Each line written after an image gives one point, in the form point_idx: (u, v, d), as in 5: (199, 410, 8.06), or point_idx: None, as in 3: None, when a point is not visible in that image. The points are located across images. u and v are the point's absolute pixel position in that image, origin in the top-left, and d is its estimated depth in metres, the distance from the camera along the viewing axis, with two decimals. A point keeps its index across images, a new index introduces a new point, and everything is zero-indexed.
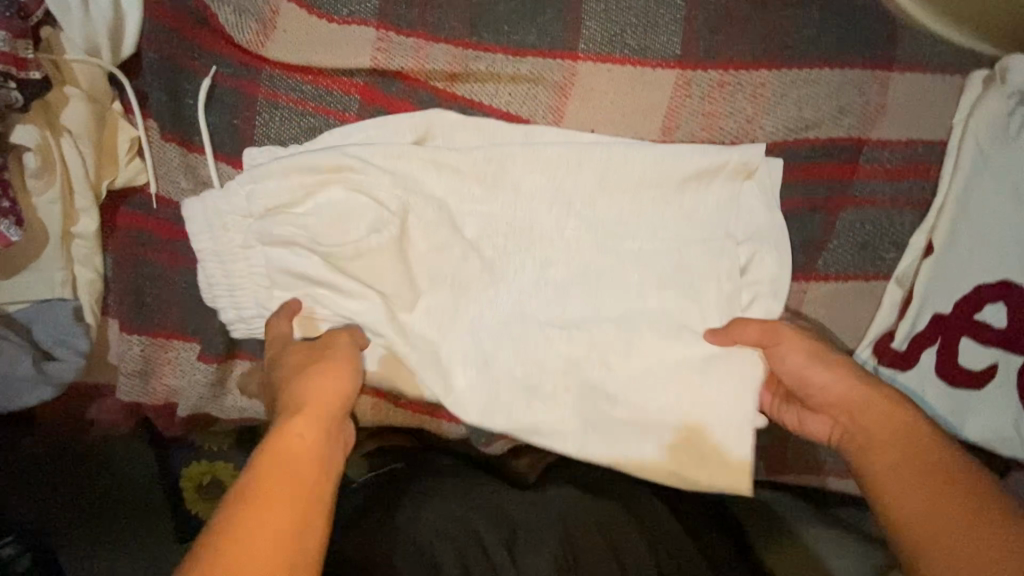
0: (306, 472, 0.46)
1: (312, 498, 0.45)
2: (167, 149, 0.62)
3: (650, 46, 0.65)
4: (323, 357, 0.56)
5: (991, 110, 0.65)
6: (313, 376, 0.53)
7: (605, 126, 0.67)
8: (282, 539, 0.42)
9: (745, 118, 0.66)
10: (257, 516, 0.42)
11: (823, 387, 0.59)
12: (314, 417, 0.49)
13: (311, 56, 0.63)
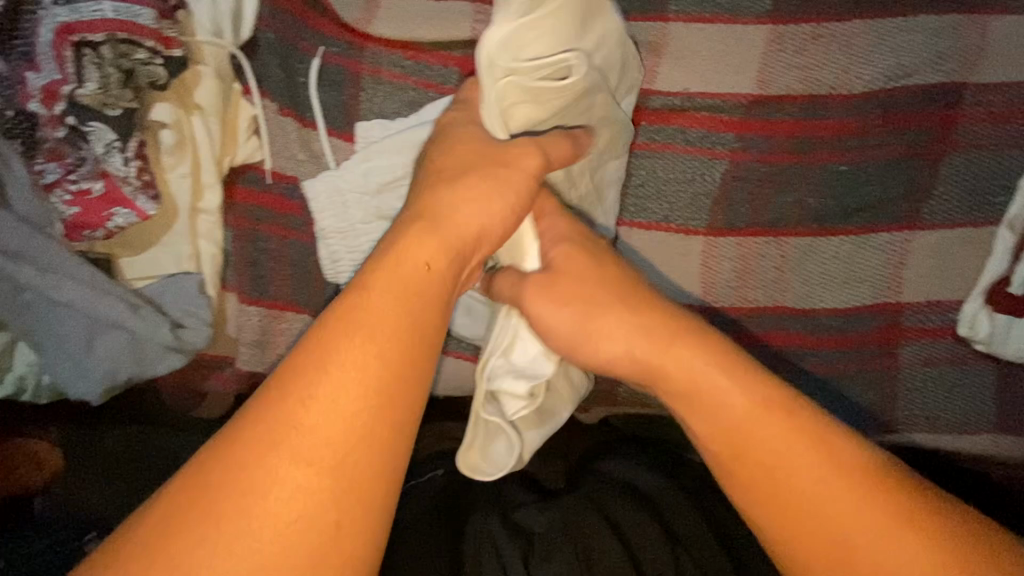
0: (409, 320, 0.41)
1: (411, 350, 0.41)
2: (284, 123, 0.66)
3: (740, 3, 0.67)
4: (501, 166, 0.52)
5: None
6: (464, 191, 0.50)
7: (700, 85, 0.67)
8: (371, 389, 0.38)
9: (840, 69, 0.67)
10: (362, 347, 0.39)
11: (606, 351, 0.53)
12: (441, 242, 0.47)
13: (414, 31, 0.66)
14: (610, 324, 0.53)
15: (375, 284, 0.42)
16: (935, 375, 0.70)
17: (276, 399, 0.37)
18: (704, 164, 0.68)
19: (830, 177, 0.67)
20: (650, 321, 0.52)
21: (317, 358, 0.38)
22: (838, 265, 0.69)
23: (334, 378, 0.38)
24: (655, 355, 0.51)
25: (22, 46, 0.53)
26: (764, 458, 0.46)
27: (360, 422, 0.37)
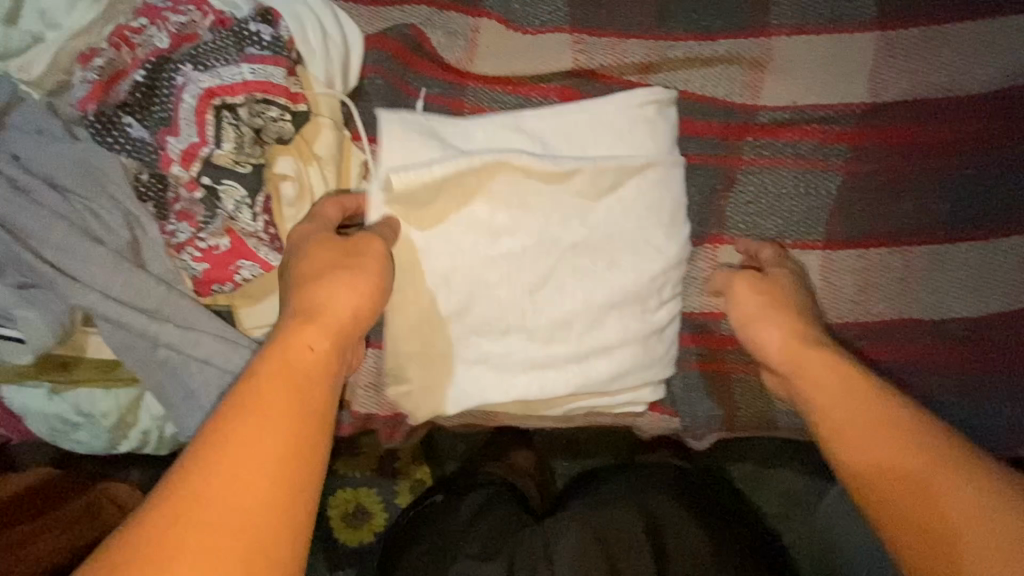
0: (296, 398, 0.45)
1: (304, 424, 0.45)
2: None
3: (846, 12, 0.65)
4: (359, 254, 0.55)
5: None
6: (345, 279, 0.53)
7: (806, 97, 0.66)
8: (272, 470, 0.42)
9: (956, 71, 0.65)
10: (249, 438, 0.42)
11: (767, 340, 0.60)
12: (326, 328, 0.50)
13: (514, 66, 0.67)
14: (777, 321, 0.60)
15: (261, 379, 0.45)
16: None
17: (191, 489, 0.40)
18: (818, 176, 0.67)
19: (953, 182, 0.65)
20: (772, 318, 0.60)
21: (201, 458, 0.41)
22: (970, 273, 0.66)
23: (224, 471, 0.41)
24: (792, 350, 0.58)
25: (162, 114, 0.55)
26: (868, 427, 0.51)
27: (259, 502, 0.41)
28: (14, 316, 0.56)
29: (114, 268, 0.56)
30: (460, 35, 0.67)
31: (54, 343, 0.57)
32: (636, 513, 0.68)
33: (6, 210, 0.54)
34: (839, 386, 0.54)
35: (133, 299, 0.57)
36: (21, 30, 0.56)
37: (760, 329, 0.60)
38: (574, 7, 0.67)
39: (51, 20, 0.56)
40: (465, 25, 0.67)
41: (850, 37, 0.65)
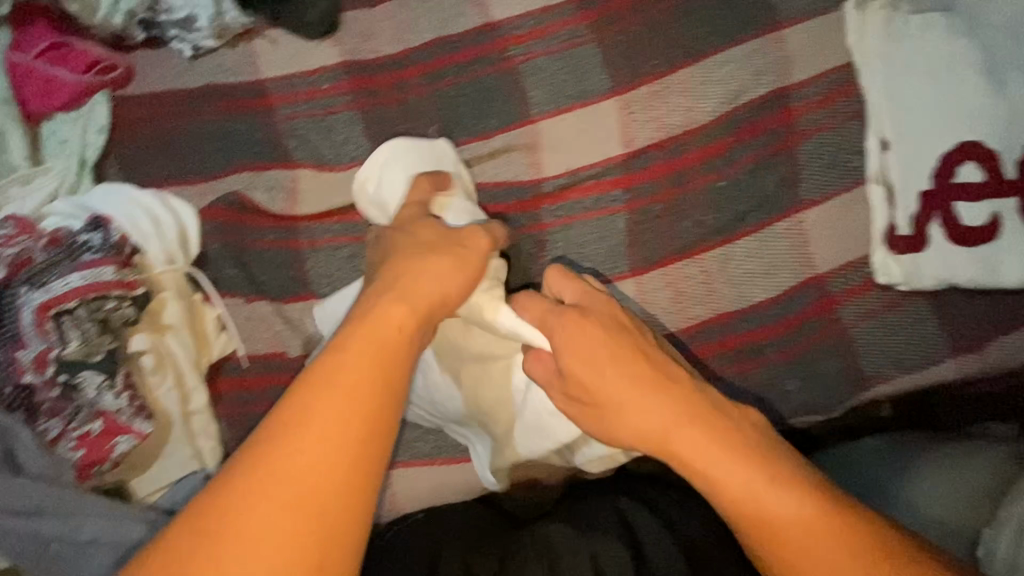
0: (373, 375, 0.52)
1: (376, 406, 0.51)
2: (254, 308, 0.75)
3: (587, 89, 0.80)
4: (460, 244, 0.64)
5: (873, 25, 0.75)
6: (436, 264, 0.62)
7: (579, 161, 0.79)
8: (351, 437, 0.49)
9: (685, 110, 0.78)
10: (331, 403, 0.50)
11: (635, 418, 0.61)
12: (417, 305, 0.58)
13: (334, 199, 0.79)
14: (645, 403, 0.61)
15: (354, 346, 0.53)
16: (877, 328, 0.76)
17: (288, 433, 0.48)
18: (607, 220, 0.78)
19: (711, 195, 0.77)
20: (625, 401, 0.61)
21: (293, 407, 0.50)
22: (755, 261, 0.76)
23: (306, 422, 0.49)
24: (668, 430, 0.60)
25: (10, 332, 0.63)
26: (753, 487, 0.57)
27: (327, 458, 0.48)
28: None
29: None
30: (280, 186, 0.78)
31: None
32: (623, 522, 0.66)
33: None
34: (719, 453, 0.59)
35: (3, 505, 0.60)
36: None
37: (625, 412, 0.61)
38: (373, 142, 0.81)
39: None
40: (284, 177, 0.79)
41: (597, 105, 0.80)
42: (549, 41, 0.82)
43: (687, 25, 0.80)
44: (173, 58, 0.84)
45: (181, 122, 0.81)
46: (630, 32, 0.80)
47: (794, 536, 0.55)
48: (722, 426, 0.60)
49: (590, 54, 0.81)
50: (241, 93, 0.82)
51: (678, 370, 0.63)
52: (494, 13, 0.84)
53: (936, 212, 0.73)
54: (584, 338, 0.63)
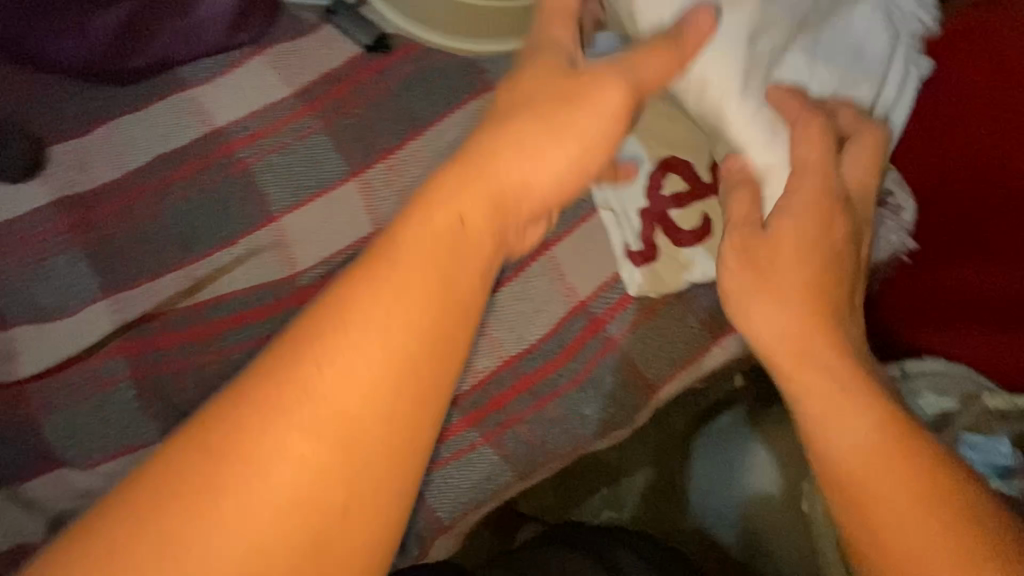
0: (433, 299, 0.38)
1: (433, 342, 0.38)
2: None
3: (326, 176, 0.81)
4: (562, 120, 0.49)
5: None
6: (532, 127, 0.48)
7: (330, 248, 0.79)
8: (397, 372, 0.36)
9: (422, 178, 0.82)
10: (373, 320, 0.37)
11: (762, 323, 0.54)
12: (471, 193, 0.43)
13: (65, 350, 0.72)
14: (792, 304, 0.53)
15: (385, 275, 0.38)
16: (646, 334, 0.81)
17: (319, 335, 0.36)
18: None
19: None
20: (787, 279, 0.53)
21: (340, 318, 0.37)
22: (521, 302, 0.80)
23: (310, 381, 0.35)
24: (802, 348, 0.52)
25: None
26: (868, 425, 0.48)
27: (346, 444, 0.35)
28: None
29: None
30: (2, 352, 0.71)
31: None
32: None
33: None
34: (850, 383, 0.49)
35: None
36: None
37: (751, 311, 0.54)
38: (104, 276, 0.75)
39: None
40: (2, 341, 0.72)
41: (336, 191, 0.81)
42: (276, 138, 0.82)
43: (405, 102, 0.85)
44: None
45: None
46: (354, 116, 0.84)
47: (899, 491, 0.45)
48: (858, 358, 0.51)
49: (321, 143, 0.82)
50: None
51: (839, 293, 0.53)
52: (216, 121, 0.83)
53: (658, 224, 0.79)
54: (801, 213, 0.54)
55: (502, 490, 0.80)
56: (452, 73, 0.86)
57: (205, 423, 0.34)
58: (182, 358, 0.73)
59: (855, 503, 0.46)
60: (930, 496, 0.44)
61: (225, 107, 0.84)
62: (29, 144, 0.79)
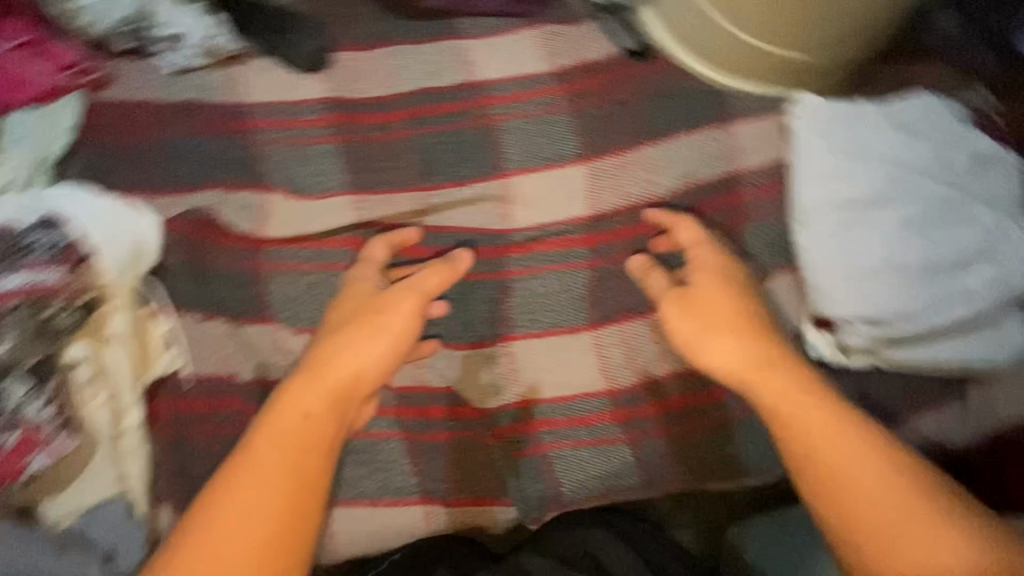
0: (284, 467, 0.63)
1: (291, 492, 0.61)
2: (211, 326, 0.74)
3: (560, 153, 0.86)
4: (381, 315, 0.72)
5: (801, 130, 0.83)
6: (399, 301, 0.73)
7: (543, 217, 0.84)
8: (262, 499, 0.61)
9: (648, 182, 0.86)
10: (261, 469, 0.62)
11: (714, 352, 0.72)
12: (327, 384, 0.68)
13: (305, 227, 0.79)
14: (728, 343, 0.72)
15: (271, 435, 0.64)
16: None
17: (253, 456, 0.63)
18: (569, 274, 0.84)
19: (668, 262, 0.83)
20: (724, 306, 0.74)
21: (261, 453, 0.63)
22: None
23: (243, 491, 0.61)
24: (755, 368, 0.70)
25: None
26: (838, 458, 0.64)
27: (269, 538, 0.60)
28: None
29: None
30: (253, 208, 0.79)
31: None
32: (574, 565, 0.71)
33: None
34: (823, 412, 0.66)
35: None
36: None
37: (708, 348, 0.73)
38: (353, 176, 0.83)
39: None
40: (257, 199, 0.79)
41: (568, 168, 0.85)
42: (525, 106, 0.89)
43: (651, 110, 0.89)
44: (149, 69, 0.84)
45: (153, 135, 0.81)
46: (600, 108, 0.89)
47: (875, 490, 0.62)
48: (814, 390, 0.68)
49: (564, 123, 0.88)
50: (222, 113, 0.83)
51: (777, 324, 0.75)
52: (478, 75, 0.91)
53: (862, 302, 0.78)
54: (703, 264, 0.78)
55: (630, 493, 0.82)
56: (703, 95, 0.89)
57: (207, 495, 0.61)
58: (396, 269, 0.81)
59: (822, 488, 0.64)
60: (878, 465, 0.63)
61: (491, 64, 0.91)
62: (320, 44, 0.88)
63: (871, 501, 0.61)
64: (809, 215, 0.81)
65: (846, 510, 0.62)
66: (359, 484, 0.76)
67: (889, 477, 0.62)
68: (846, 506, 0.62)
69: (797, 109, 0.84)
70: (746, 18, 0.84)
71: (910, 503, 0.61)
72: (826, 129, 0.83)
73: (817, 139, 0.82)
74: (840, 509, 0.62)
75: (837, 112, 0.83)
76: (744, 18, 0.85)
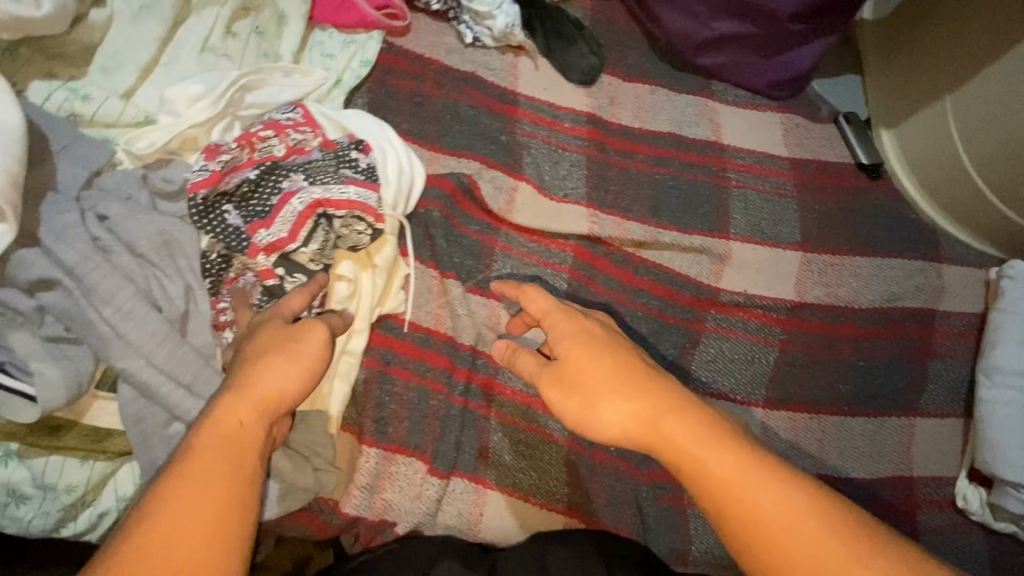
0: (231, 485, 0.46)
1: (225, 516, 0.45)
2: (443, 284, 0.77)
3: (781, 234, 0.90)
4: (293, 339, 0.54)
5: (1013, 293, 0.86)
6: (303, 341, 0.54)
7: (753, 288, 0.87)
8: (198, 521, 0.44)
9: (852, 289, 0.89)
10: (198, 485, 0.45)
11: (606, 420, 0.57)
12: (258, 402, 0.51)
13: (541, 222, 0.83)
14: (614, 402, 0.57)
15: (209, 447, 0.47)
16: (949, 544, 0.81)
17: (191, 469, 0.46)
18: (759, 349, 0.86)
19: (852, 369, 0.86)
20: (598, 375, 0.59)
21: (186, 470, 0.46)
22: (866, 440, 0.84)
23: (176, 513, 0.44)
24: (646, 424, 0.56)
25: (260, 208, 0.61)
26: (753, 518, 0.51)
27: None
28: (30, 369, 0.53)
29: (161, 336, 0.56)
30: (503, 190, 0.83)
31: (65, 403, 0.53)
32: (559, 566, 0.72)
33: (82, 265, 0.54)
34: (735, 468, 0.52)
35: (173, 369, 0.56)
36: (135, 107, 0.61)
37: (603, 409, 0.58)
38: (589, 189, 0.87)
39: (169, 108, 0.61)
40: (508, 183, 0.83)
41: (783, 250, 0.89)
42: (762, 181, 0.93)
43: (869, 224, 0.93)
44: (447, 35, 0.89)
45: (435, 90, 0.84)
46: (826, 207, 0.93)
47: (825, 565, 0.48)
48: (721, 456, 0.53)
49: (791, 209, 0.92)
50: (495, 93, 0.88)
51: (628, 395, 0.57)
52: (723, 137, 0.95)
53: None
54: (561, 333, 0.63)
55: None
56: (921, 228, 0.94)
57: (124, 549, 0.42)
58: (606, 287, 0.83)
59: (745, 533, 0.51)
60: (803, 504, 0.51)
61: (735, 131, 0.95)
62: (598, 61, 0.92)
63: (801, 548, 0.49)
64: (1005, 376, 0.83)
65: (797, 563, 0.49)
66: (517, 475, 0.77)
67: (810, 505, 0.51)
68: (781, 557, 0.49)
69: (1008, 272, 0.87)
70: (996, 178, 0.88)
71: (832, 529, 0.50)
72: None
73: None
74: (788, 558, 0.49)
75: None
76: (993, 177, 0.88)
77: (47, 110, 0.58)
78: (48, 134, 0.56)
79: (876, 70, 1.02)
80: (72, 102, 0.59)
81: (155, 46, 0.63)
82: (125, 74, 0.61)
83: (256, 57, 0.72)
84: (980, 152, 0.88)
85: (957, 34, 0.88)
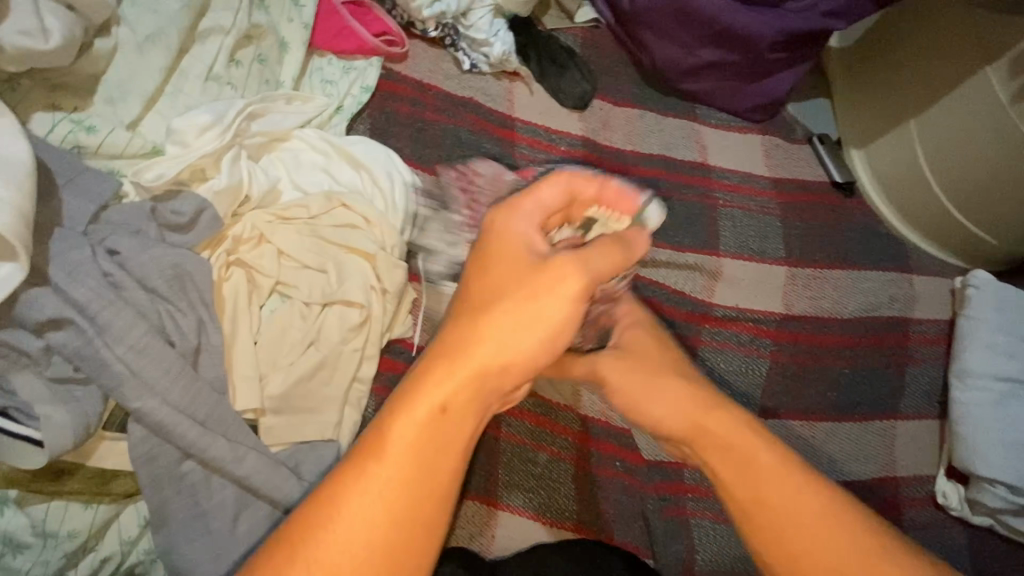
0: (428, 477, 0.37)
1: (414, 513, 0.37)
2: None
3: (766, 249, 0.95)
4: (540, 292, 0.40)
5: (977, 299, 0.93)
6: (553, 291, 0.40)
7: (745, 302, 0.91)
8: (383, 515, 0.36)
9: (834, 300, 0.94)
10: (390, 472, 0.37)
11: (657, 404, 0.56)
12: (470, 376, 0.38)
13: None
14: (664, 389, 0.57)
15: (406, 422, 0.37)
16: (933, 539, 0.86)
17: (386, 445, 0.37)
18: (752, 360, 0.89)
19: (838, 376, 0.91)
20: (656, 363, 0.60)
21: (381, 450, 0.37)
22: (854, 443, 0.89)
23: (365, 503, 0.36)
24: (693, 414, 0.54)
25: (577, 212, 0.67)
26: (782, 523, 0.47)
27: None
28: (36, 412, 0.51)
29: (175, 372, 0.54)
30: None
31: (73, 446, 0.51)
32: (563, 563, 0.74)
33: (91, 302, 0.52)
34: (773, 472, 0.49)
35: (188, 407, 0.55)
36: (141, 138, 0.60)
37: (654, 394, 0.57)
38: None
39: (177, 138, 0.61)
40: None
41: (769, 265, 0.94)
42: (747, 200, 0.97)
43: (847, 238, 0.99)
44: (443, 60, 0.90)
45: (434, 115, 0.85)
46: (807, 224, 0.98)
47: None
48: (765, 458, 0.50)
49: (775, 226, 0.96)
50: (493, 118, 0.89)
51: (689, 385, 0.57)
52: (709, 158, 0.99)
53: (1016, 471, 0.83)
54: (631, 328, 0.65)
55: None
56: (891, 242, 1.00)
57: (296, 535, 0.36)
58: None
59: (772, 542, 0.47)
60: (840, 519, 0.46)
61: (720, 152, 1.00)
62: (589, 86, 0.95)
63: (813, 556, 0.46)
64: (975, 378, 0.89)
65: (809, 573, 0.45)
66: (526, 495, 0.78)
67: (850, 527, 0.46)
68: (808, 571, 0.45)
69: (971, 280, 0.94)
70: (962, 195, 0.94)
71: (861, 550, 0.45)
72: (998, 305, 0.92)
73: (987, 313, 0.91)
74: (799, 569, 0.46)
75: (1007, 291, 0.93)
76: (958, 195, 0.95)
77: (52, 142, 0.57)
78: (51, 166, 0.55)
79: (844, 96, 1.09)
80: (76, 134, 0.57)
81: (159, 75, 0.62)
82: (130, 104, 0.60)
83: (259, 85, 0.72)
84: (945, 172, 0.94)
85: (919, 61, 0.95)
